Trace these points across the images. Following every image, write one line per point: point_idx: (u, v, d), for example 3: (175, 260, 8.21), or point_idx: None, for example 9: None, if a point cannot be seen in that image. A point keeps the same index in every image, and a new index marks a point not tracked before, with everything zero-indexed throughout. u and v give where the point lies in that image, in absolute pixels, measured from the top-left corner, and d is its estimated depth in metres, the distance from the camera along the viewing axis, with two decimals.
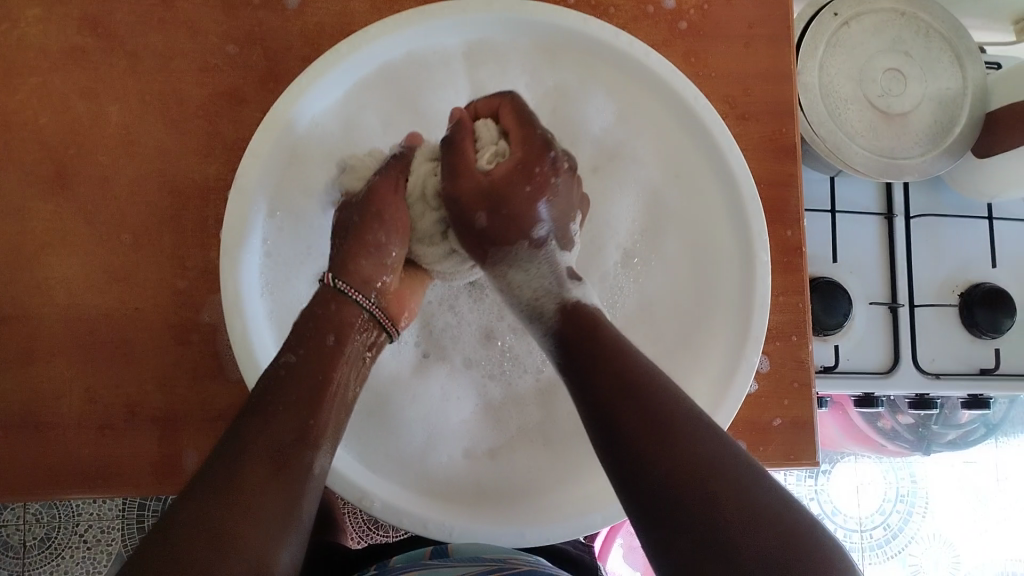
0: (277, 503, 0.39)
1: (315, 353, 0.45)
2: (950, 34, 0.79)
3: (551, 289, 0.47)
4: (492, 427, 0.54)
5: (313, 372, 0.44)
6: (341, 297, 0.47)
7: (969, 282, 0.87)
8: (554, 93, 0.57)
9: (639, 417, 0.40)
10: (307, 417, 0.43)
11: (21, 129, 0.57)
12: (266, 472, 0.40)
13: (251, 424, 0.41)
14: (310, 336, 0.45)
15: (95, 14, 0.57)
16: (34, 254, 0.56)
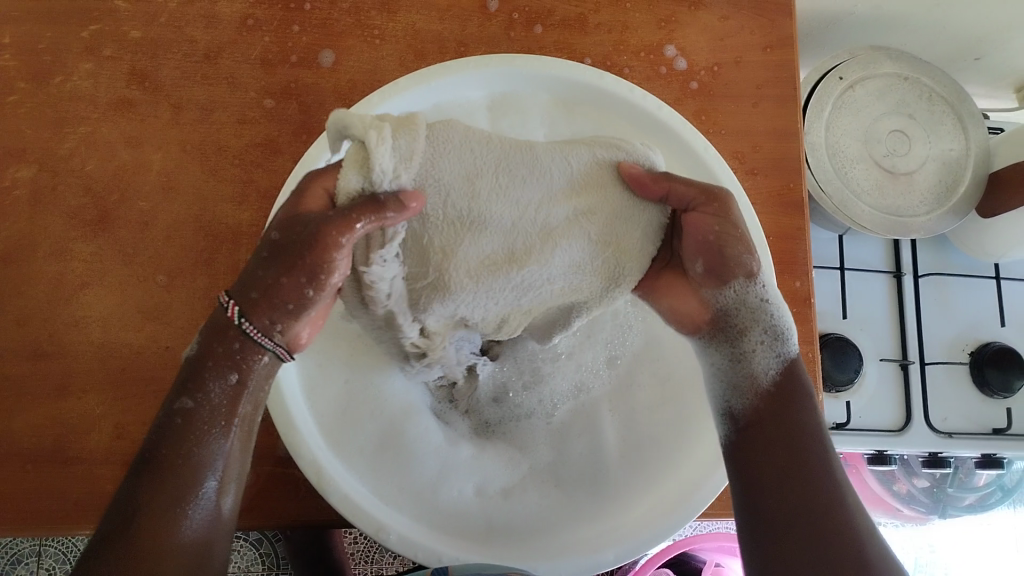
0: (177, 562, 0.39)
1: (212, 398, 0.41)
2: (952, 97, 0.82)
3: (763, 349, 0.48)
4: (505, 466, 0.56)
5: (210, 419, 0.41)
6: (248, 340, 0.41)
7: (979, 340, 0.88)
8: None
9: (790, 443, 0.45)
10: (206, 474, 0.41)
11: (69, 174, 0.60)
12: (158, 538, 0.39)
13: (146, 477, 0.40)
14: (209, 379, 0.41)
15: (144, 69, 0.62)
16: (73, 292, 0.59)
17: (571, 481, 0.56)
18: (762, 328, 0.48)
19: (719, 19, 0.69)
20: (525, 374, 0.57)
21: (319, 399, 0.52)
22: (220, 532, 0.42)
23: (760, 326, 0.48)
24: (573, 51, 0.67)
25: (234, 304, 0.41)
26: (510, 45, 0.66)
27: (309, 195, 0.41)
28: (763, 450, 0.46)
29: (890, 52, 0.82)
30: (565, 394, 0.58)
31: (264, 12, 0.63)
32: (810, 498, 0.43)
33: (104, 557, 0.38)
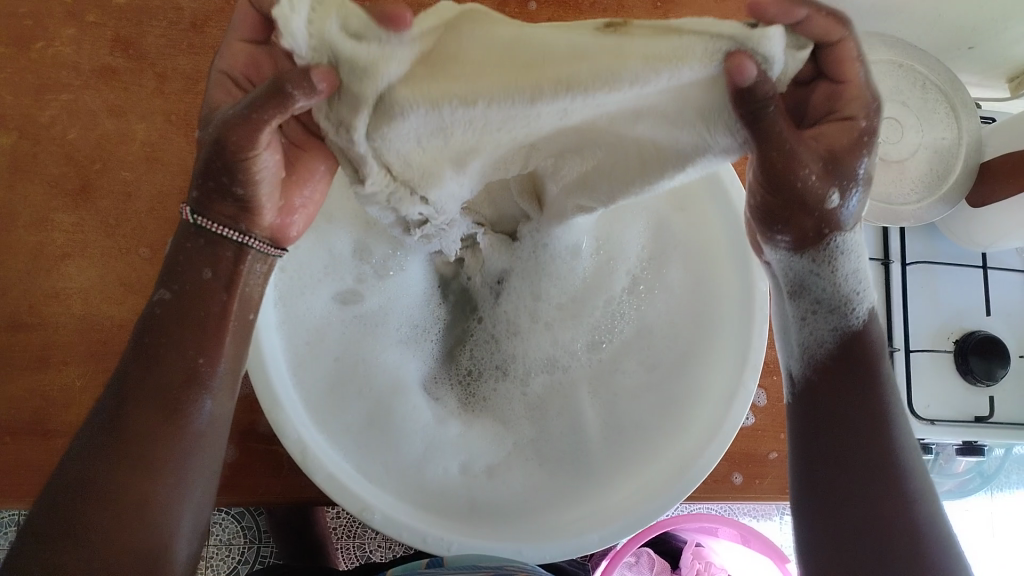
0: (171, 459, 0.41)
1: (191, 291, 0.42)
2: (944, 86, 0.82)
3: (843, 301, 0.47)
4: (490, 443, 0.56)
5: (191, 310, 0.42)
6: (207, 235, 0.42)
7: (964, 329, 0.89)
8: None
9: (868, 425, 0.46)
10: (194, 355, 0.42)
11: (50, 143, 0.59)
12: (145, 427, 0.40)
13: (134, 369, 0.41)
14: (182, 271, 0.42)
15: (128, 36, 0.60)
16: (53, 263, 0.57)
17: (563, 459, 0.55)
18: (842, 294, 0.47)
19: (716, 1, 0.68)
20: (500, 330, 0.60)
21: (312, 373, 0.52)
22: (213, 428, 0.43)
23: (840, 292, 0.47)
24: (567, 29, 0.66)
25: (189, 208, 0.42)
26: (504, 21, 0.65)
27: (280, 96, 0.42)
28: (837, 421, 0.47)
29: (885, 39, 0.82)
30: (545, 365, 0.58)
31: None
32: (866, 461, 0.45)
33: (88, 445, 0.40)
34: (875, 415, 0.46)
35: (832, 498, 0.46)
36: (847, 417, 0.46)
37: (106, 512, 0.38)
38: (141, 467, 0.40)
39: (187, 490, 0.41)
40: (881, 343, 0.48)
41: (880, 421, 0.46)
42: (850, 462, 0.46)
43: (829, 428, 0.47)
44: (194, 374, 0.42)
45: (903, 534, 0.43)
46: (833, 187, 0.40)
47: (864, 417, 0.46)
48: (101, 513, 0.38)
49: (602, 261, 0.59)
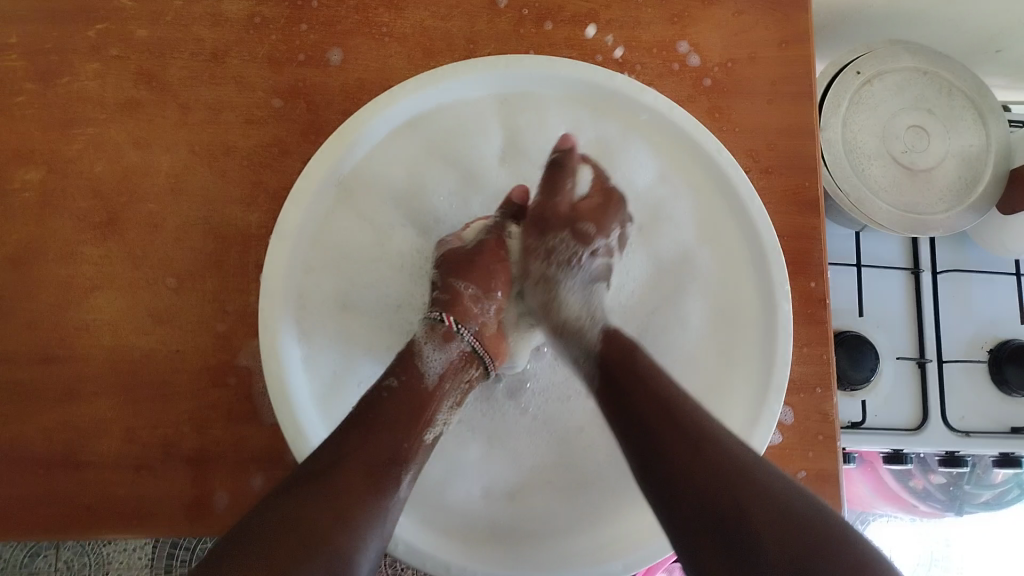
0: (365, 517, 0.42)
1: (410, 383, 0.49)
2: (973, 92, 0.80)
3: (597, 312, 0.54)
4: (506, 463, 0.56)
5: (412, 396, 0.49)
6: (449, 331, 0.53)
7: (998, 338, 0.87)
8: (597, 145, 0.61)
9: (670, 432, 0.43)
10: (399, 437, 0.46)
11: (78, 176, 0.60)
12: (384, 449, 0.45)
13: (354, 434, 0.45)
14: (411, 364, 0.50)
15: (151, 70, 0.61)
16: (83, 295, 0.59)
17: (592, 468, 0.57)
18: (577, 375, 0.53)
19: (733, 14, 0.68)
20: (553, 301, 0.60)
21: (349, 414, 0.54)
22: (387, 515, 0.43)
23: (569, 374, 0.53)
24: (583, 47, 0.66)
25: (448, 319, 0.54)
26: (520, 42, 0.65)
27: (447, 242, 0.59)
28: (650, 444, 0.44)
29: (909, 47, 0.80)
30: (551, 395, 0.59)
31: (271, 11, 0.62)
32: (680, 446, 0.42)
33: (312, 468, 0.43)
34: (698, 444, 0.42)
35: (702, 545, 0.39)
36: (664, 458, 0.42)
37: (307, 555, 0.38)
38: (340, 518, 0.41)
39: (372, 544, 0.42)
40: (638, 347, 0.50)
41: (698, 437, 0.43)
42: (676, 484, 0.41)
43: (642, 449, 0.44)
44: (398, 451, 0.46)
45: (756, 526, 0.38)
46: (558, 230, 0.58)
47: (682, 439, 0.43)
48: (301, 559, 0.38)
49: (655, 285, 0.61)
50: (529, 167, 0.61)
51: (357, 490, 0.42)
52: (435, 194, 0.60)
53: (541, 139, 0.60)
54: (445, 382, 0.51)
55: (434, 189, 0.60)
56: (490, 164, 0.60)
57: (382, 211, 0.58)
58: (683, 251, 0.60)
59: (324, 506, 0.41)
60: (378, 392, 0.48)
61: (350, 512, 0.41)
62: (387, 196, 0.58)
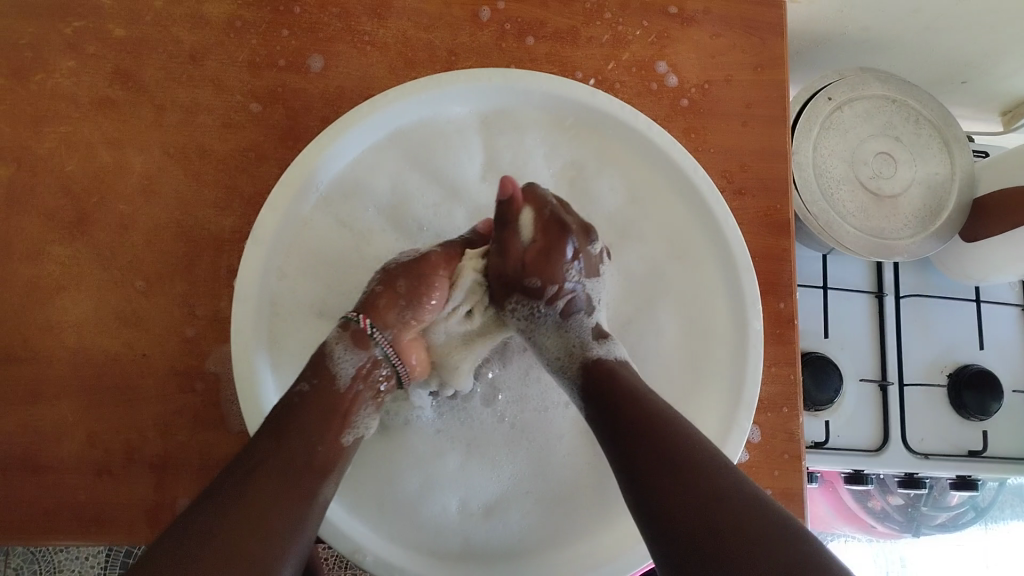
0: (286, 523, 0.41)
1: (325, 382, 0.49)
2: (939, 122, 0.82)
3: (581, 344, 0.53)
4: (486, 474, 0.55)
5: (324, 398, 0.48)
6: (361, 334, 0.51)
7: (957, 363, 0.89)
8: (570, 168, 0.60)
9: (642, 435, 0.44)
10: (317, 442, 0.46)
11: (47, 174, 0.59)
12: (301, 451, 0.45)
13: (265, 439, 0.44)
14: (324, 366, 0.49)
15: (127, 68, 0.60)
16: (48, 295, 0.57)
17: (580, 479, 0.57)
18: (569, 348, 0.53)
19: (711, 36, 0.69)
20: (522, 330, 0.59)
21: None
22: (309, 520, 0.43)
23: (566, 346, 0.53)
24: (564, 64, 0.66)
25: (364, 318, 0.52)
26: (501, 56, 0.65)
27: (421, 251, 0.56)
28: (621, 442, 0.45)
29: (879, 75, 0.82)
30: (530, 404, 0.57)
31: (252, 14, 0.62)
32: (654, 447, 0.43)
33: (225, 479, 0.41)
34: (671, 445, 0.43)
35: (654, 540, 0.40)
36: (640, 456, 0.43)
37: (226, 560, 0.37)
38: (258, 518, 0.40)
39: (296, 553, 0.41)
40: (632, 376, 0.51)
41: (653, 425, 0.44)
42: (636, 476, 0.43)
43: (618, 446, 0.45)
44: (315, 457, 0.45)
45: (720, 532, 0.38)
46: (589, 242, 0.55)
47: (642, 437, 0.44)
48: (220, 561, 0.37)
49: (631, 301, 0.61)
50: (505, 181, 0.60)
51: (271, 492, 0.42)
52: (413, 209, 0.58)
53: (518, 159, 0.60)
54: (360, 386, 0.51)
55: (412, 207, 0.58)
56: (467, 183, 0.59)
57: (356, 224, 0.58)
58: (657, 268, 0.61)
59: (239, 510, 0.40)
60: (291, 397, 0.47)
61: (267, 513, 0.40)
62: (367, 204, 0.58)
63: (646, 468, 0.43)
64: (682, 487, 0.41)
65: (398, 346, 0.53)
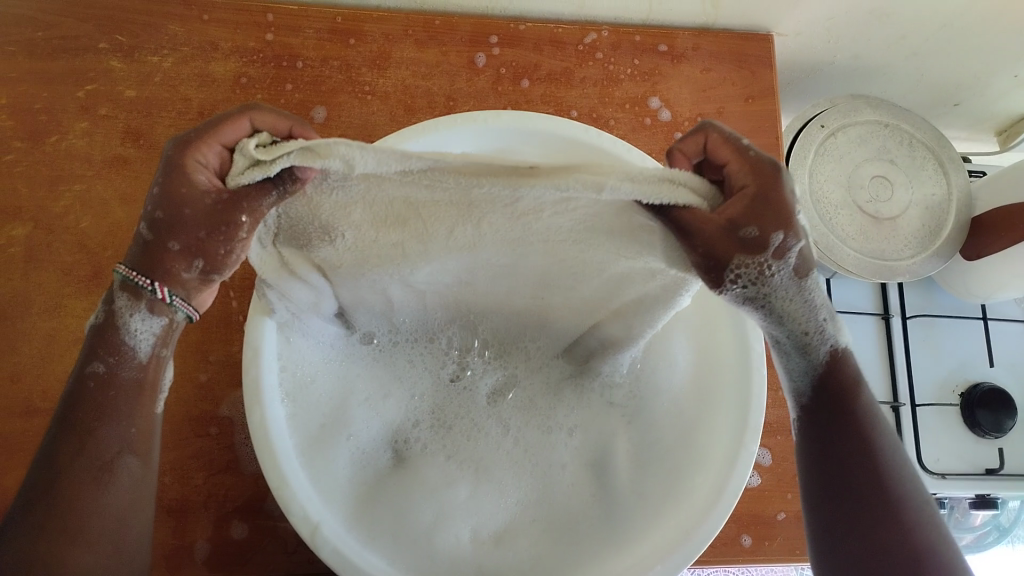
0: (104, 530, 0.42)
1: (118, 361, 0.42)
2: (932, 143, 0.84)
3: (823, 329, 0.44)
4: (491, 504, 0.56)
5: (125, 381, 0.43)
6: (163, 306, 0.41)
7: (968, 381, 0.89)
8: None
9: (863, 454, 0.45)
10: (126, 427, 0.43)
11: (64, 232, 0.61)
12: (108, 441, 0.42)
13: (67, 441, 0.42)
14: (113, 342, 0.42)
15: (139, 127, 0.63)
16: (65, 348, 0.59)
17: (588, 503, 0.56)
18: (804, 330, 0.44)
19: (701, 71, 0.71)
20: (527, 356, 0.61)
21: (327, 468, 0.51)
22: (136, 503, 0.44)
23: (801, 325, 0.44)
24: (559, 103, 0.68)
25: (159, 287, 0.41)
26: (497, 99, 0.67)
27: (187, 170, 0.38)
28: (841, 459, 0.46)
29: (870, 101, 0.84)
30: (532, 425, 0.59)
31: (258, 71, 0.64)
32: (877, 477, 0.45)
33: (35, 489, 0.41)
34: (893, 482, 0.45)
35: (847, 565, 0.45)
36: (868, 488, 0.45)
37: None
38: (70, 534, 0.41)
39: (126, 553, 0.43)
40: (856, 369, 0.47)
41: (871, 442, 0.46)
42: (860, 503, 0.45)
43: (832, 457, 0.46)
44: (126, 446, 0.43)
45: None
46: (752, 226, 0.38)
47: (861, 460, 0.45)
48: None
49: None
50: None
51: (91, 498, 0.41)
52: None
53: None
54: (161, 349, 0.44)
55: None
56: None
57: None
58: None
59: (51, 528, 0.40)
60: (83, 386, 0.42)
61: (86, 525, 0.41)
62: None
63: (861, 499, 0.45)
64: (898, 532, 0.44)
65: (195, 300, 0.43)
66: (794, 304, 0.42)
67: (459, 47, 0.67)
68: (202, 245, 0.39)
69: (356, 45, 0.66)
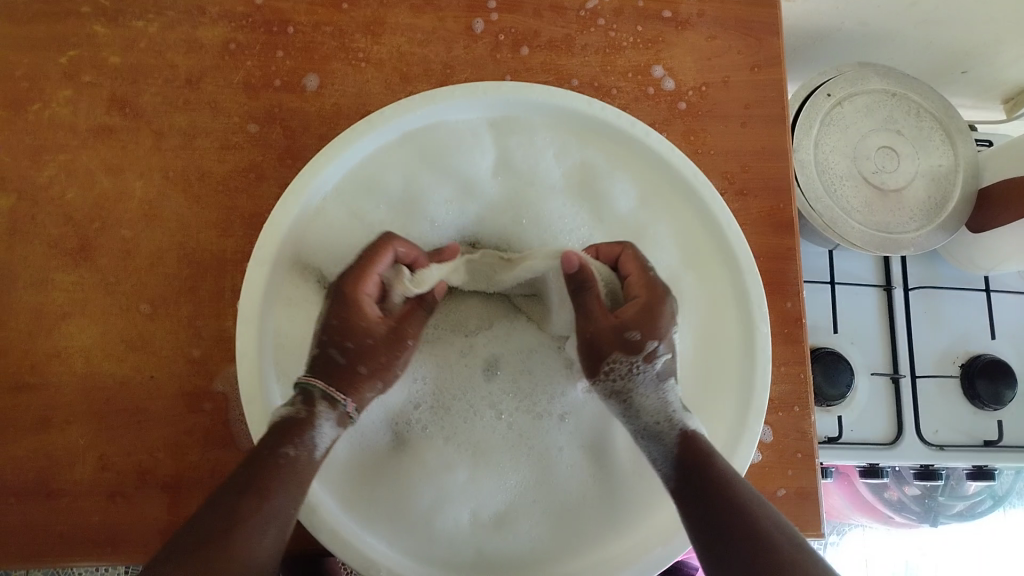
0: None
1: (305, 453, 0.43)
2: (939, 113, 0.82)
3: (670, 416, 0.48)
4: (494, 485, 0.53)
5: (302, 473, 0.43)
6: (337, 406, 0.46)
7: (969, 353, 0.88)
8: (580, 168, 0.57)
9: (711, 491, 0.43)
10: (289, 513, 0.42)
11: (49, 203, 0.59)
12: (274, 523, 0.41)
13: (242, 508, 0.40)
14: (299, 431, 0.44)
15: (124, 95, 0.61)
16: (53, 323, 0.58)
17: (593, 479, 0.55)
18: (660, 416, 0.49)
19: (706, 38, 0.69)
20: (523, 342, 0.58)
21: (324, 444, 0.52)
22: None
23: (657, 416, 0.49)
24: (559, 72, 0.66)
25: (350, 404, 0.47)
26: (496, 67, 0.65)
27: (361, 304, 0.50)
28: (707, 506, 0.43)
29: (878, 69, 0.81)
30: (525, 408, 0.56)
31: (248, 37, 0.62)
32: (728, 514, 0.42)
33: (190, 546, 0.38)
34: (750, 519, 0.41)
35: None
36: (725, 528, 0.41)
37: None
38: None
39: None
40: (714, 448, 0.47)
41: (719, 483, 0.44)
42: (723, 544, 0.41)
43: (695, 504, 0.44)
44: (282, 531, 0.41)
45: None
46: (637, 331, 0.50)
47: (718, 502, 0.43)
48: None
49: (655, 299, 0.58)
50: (518, 179, 0.57)
51: (252, 557, 0.39)
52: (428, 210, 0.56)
53: (528, 159, 0.56)
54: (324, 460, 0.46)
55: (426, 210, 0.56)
56: (477, 178, 0.56)
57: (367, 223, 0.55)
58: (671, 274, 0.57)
59: None
60: (273, 456, 0.42)
61: None
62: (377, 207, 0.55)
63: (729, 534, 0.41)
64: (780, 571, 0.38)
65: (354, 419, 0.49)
66: (653, 400, 0.49)
67: (456, 12, 0.65)
68: (385, 366, 0.50)
69: (349, 10, 0.63)
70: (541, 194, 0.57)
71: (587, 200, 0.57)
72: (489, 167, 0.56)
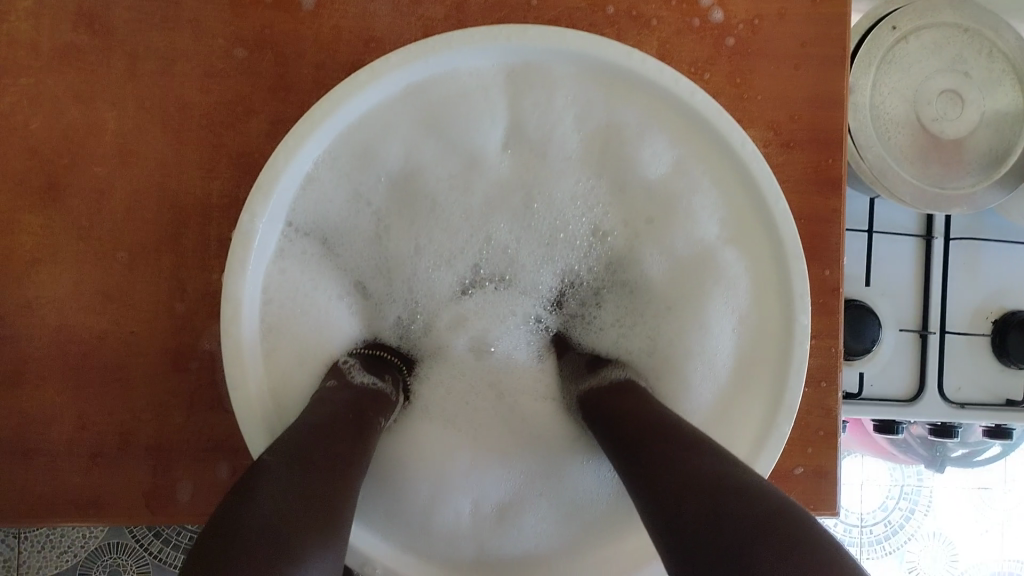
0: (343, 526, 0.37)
1: (377, 417, 0.46)
2: (1015, 53, 0.72)
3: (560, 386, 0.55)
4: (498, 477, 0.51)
5: (374, 432, 0.44)
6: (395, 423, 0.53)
7: (1005, 310, 0.83)
8: (606, 129, 0.50)
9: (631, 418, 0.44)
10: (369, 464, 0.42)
11: (13, 134, 0.53)
12: (362, 466, 0.41)
13: (337, 442, 0.41)
14: (369, 399, 0.46)
15: (92, 8, 0.53)
16: (24, 270, 0.53)
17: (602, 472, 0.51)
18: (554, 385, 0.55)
19: None
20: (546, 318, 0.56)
21: None
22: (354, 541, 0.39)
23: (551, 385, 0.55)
24: None
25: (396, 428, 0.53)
26: None
27: None
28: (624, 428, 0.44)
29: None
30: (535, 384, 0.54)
31: None
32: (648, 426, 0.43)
33: (289, 462, 0.38)
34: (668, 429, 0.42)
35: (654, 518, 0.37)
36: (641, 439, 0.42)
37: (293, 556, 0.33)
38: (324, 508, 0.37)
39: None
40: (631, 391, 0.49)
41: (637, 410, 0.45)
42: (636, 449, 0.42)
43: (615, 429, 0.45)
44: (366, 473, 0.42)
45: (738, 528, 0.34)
46: None
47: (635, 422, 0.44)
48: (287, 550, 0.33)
49: (687, 279, 0.52)
50: (532, 145, 0.50)
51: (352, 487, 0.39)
52: (427, 177, 0.50)
53: (544, 118, 0.49)
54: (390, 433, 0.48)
55: (428, 174, 0.50)
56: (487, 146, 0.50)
57: (371, 189, 0.50)
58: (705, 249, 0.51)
59: (310, 495, 0.37)
60: (370, 420, 0.45)
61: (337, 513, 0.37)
62: (378, 173, 0.50)
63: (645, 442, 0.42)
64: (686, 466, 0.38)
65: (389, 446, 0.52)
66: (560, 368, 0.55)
67: None
68: None
69: None
70: (555, 164, 0.51)
71: (609, 169, 0.51)
72: (502, 134, 0.50)
